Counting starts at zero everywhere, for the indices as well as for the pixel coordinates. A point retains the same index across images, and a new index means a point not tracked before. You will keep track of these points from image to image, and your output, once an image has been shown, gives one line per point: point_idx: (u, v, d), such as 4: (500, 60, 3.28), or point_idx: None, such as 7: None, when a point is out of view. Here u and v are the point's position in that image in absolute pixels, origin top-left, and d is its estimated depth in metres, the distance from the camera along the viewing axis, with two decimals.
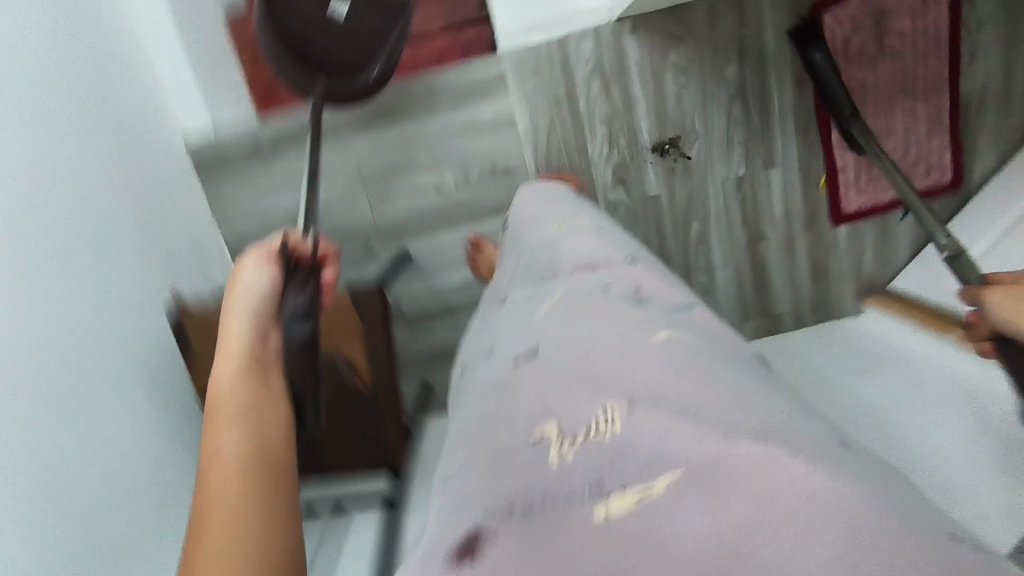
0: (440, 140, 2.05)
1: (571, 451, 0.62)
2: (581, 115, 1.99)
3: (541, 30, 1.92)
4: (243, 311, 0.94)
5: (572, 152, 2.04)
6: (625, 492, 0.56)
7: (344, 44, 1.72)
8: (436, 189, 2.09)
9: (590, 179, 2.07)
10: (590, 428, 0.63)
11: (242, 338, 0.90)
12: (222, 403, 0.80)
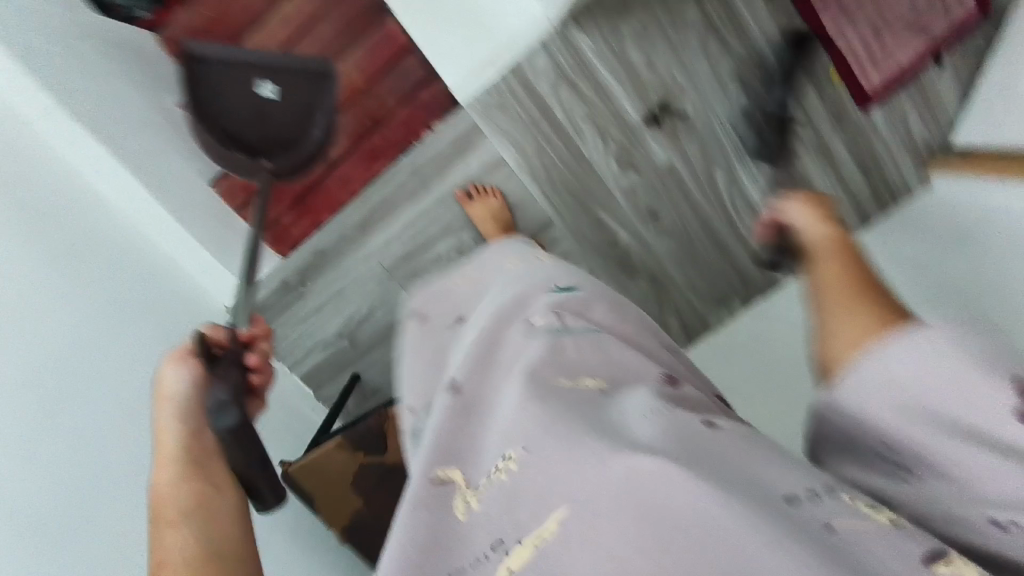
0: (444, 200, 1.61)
1: (474, 499, 0.65)
2: (560, 128, 1.47)
3: (493, 63, 1.44)
4: (172, 416, 0.77)
5: (568, 171, 1.52)
6: (519, 542, 0.59)
7: (281, 111, 1.27)
8: (457, 250, 1.65)
9: (606, 205, 1.56)
10: (493, 471, 0.65)
11: (174, 441, 0.74)
12: (165, 512, 0.67)
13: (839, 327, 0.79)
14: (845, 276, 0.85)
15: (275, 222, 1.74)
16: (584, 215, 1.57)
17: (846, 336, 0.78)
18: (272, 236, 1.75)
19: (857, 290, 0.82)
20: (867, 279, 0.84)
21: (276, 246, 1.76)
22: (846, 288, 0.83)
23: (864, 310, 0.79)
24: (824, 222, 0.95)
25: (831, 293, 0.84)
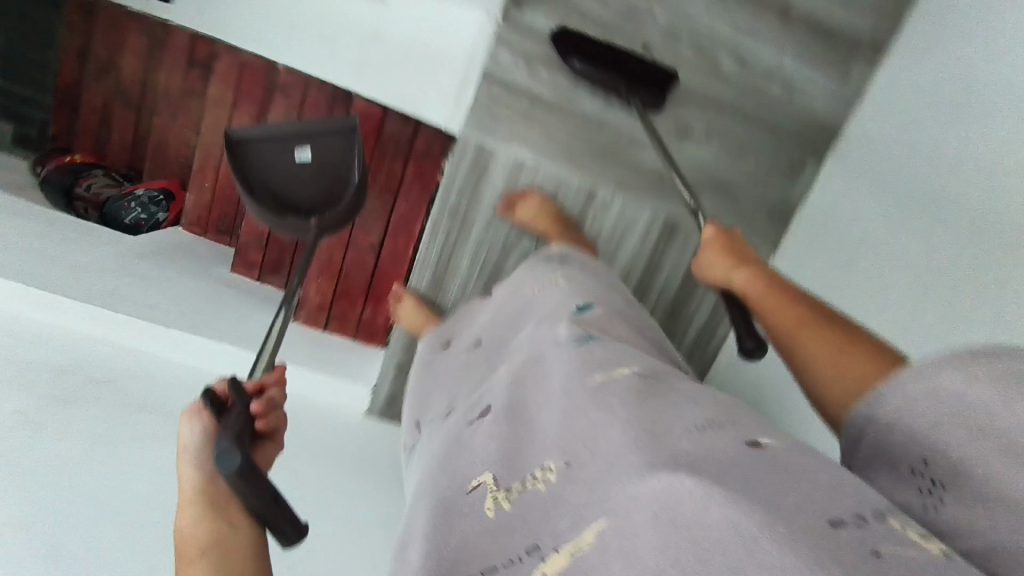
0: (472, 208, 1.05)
1: (508, 502, 0.59)
2: (551, 106, 1.04)
3: (467, 83, 1.08)
4: (190, 467, 0.64)
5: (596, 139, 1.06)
6: (560, 552, 0.50)
7: (319, 173, 1.11)
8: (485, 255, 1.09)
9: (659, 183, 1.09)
10: (529, 478, 0.59)
11: (193, 485, 0.63)
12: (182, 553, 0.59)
13: (817, 360, 0.69)
14: (803, 318, 0.73)
15: (362, 319, 1.29)
16: (632, 169, 1.07)
17: (819, 364, 0.69)
18: (336, 325, 1.29)
19: (804, 318, 0.73)
20: (816, 304, 0.75)
21: (370, 340, 1.31)
22: (815, 346, 0.70)
23: (827, 344, 0.69)
24: (735, 270, 0.85)
25: (798, 335, 0.73)
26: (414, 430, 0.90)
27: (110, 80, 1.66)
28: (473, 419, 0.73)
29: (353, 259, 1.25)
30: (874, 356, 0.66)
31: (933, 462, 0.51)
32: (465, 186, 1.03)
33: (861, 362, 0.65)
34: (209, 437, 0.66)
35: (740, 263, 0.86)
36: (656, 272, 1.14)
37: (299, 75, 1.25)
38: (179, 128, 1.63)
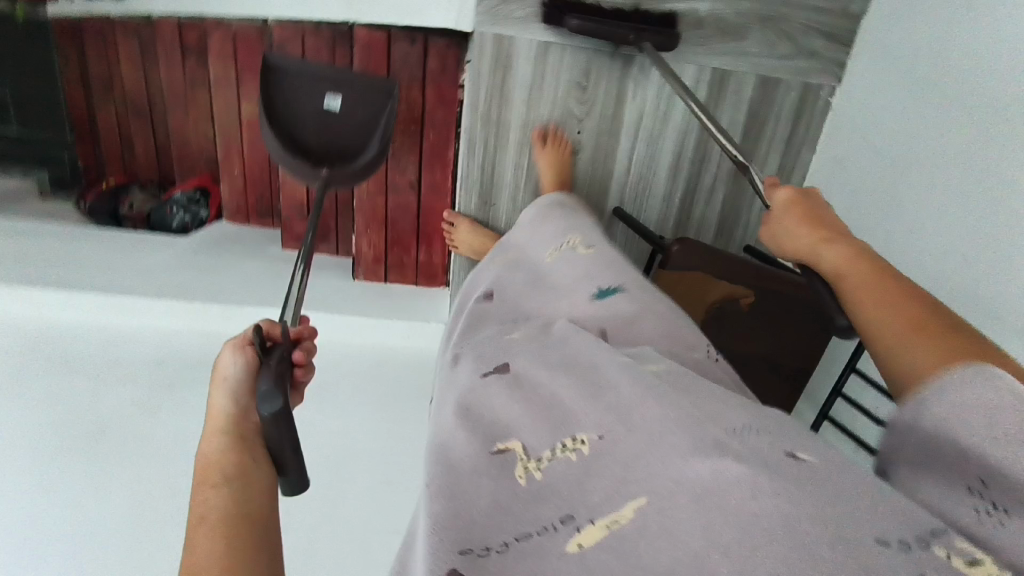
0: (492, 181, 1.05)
1: (538, 472, 0.51)
2: (551, 75, 0.96)
3: None
4: (224, 394, 0.52)
5: (599, 102, 0.98)
6: (592, 522, 0.44)
7: (352, 119, 1.13)
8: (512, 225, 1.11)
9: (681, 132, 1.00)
10: (555, 451, 0.51)
11: (224, 412, 0.51)
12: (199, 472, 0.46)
13: (896, 339, 0.53)
14: (894, 307, 0.55)
15: (419, 262, 1.27)
16: (644, 121, 0.99)
17: (897, 355, 0.52)
18: (397, 275, 1.28)
19: (892, 300, 0.55)
20: (905, 286, 0.56)
21: (431, 282, 1.30)
22: (908, 333, 0.53)
23: (922, 342, 0.51)
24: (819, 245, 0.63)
25: (873, 322, 0.56)
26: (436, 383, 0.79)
27: (117, 99, 1.65)
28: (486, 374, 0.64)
29: (396, 205, 1.21)
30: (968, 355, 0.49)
31: (990, 481, 0.41)
32: (492, 90, 0.96)
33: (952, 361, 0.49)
34: (254, 366, 0.54)
35: (834, 236, 0.63)
36: (714, 134, 1.01)
37: (291, 26, 1.15)
38: (196, 129, 1.61)
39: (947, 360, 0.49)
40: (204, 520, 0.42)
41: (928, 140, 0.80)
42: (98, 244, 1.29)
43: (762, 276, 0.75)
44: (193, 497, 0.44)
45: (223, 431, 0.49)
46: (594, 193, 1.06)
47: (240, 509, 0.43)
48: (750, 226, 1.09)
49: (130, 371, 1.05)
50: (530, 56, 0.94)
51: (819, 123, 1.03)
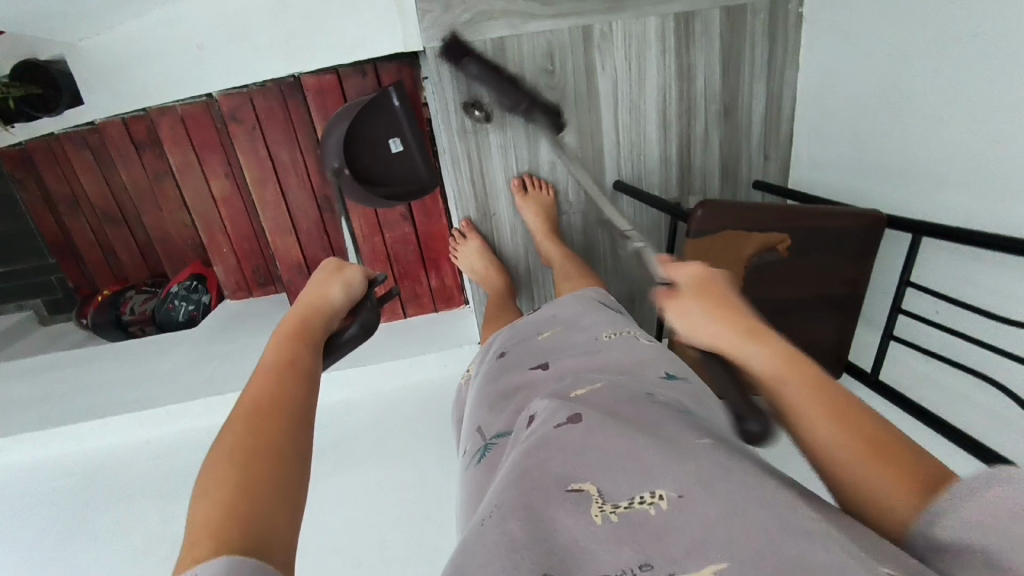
0: (479, 186, 1.01)
1: (615, 516, 0.43)
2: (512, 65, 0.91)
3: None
4: (338, 286, 0.63)
5: (568, 79, 0.94)
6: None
7: (390, 168, 1.10)
8: (510, 227, 1.05)
9: (657, 86, 0.96)
10: (632, 501, 0.43)
11: (331, 300, 0.62)
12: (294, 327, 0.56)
13: (843, 458, 0.44)
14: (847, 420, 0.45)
15: (432, 288, 1.25)
16: (617, 86, 0.95)
17: (850, 479, 0.43)
18: (414, 308, 1.26)
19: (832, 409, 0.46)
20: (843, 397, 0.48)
21: (449, 304, 1.27)
22: (861, 453, 0.43)
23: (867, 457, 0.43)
24: (742, 345, 0.54)
25: (815, 439, 0.46)
26: (473, 441, 0.64)
27: (87, 212, 1.63)
28: (557, 423, 0.51)
29: (394, 240, 1.19)
30: (931, 478, 0.41)
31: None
32: (461, 102, 0.92)
33: (921, 490, 0.40)
34: (364, 296, 0.66)
35: (756, 332, 0.55)
36: (693, 80, 0.97)
37: (238, 94, 1.17)
38: (168, 216, 1.57)
39: (913, 486, 0.41)
40: (294, 362, 0.51)
41: (909, 43, 0.75)
42: (108, 362, 1.26)
43: (796, 217, 0.73)
44: (286, 344, 0.53)
45: (319, 317, 0.60)
46: (590, 173, 1.02)
47: (316, 374, 0.51)
48: (753, 159, 1.05)
49: (170, 479, 1.04)
50: (489, 57, 0.90)
51: (796, 39, 0.97)
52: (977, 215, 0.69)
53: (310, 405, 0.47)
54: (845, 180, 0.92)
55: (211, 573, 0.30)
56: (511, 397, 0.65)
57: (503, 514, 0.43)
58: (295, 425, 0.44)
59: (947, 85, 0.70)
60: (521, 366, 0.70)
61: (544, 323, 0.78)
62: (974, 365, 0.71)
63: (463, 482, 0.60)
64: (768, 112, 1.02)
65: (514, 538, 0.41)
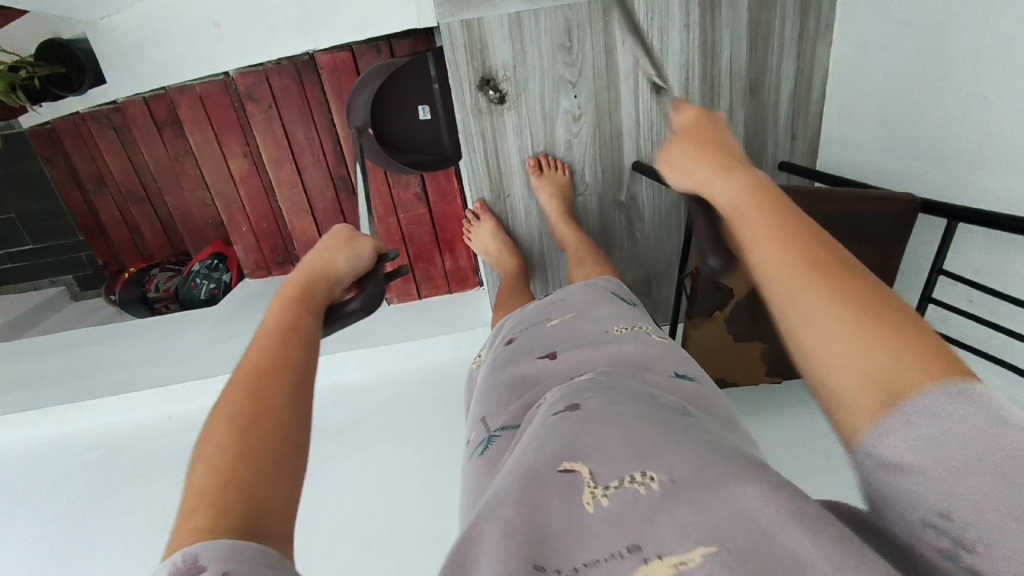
0: (493, 165, 0.99)
1: (605, 499, 0.43)
2: (528, 40, 0.88)
3: None
4: (343, 255, 0.60)
5: (586, 54, 0.90)
6: (659, 558, 0.37)
7: (417, 136, 1.05)
8: (524, 208, 1.03)
9: (679, 63, 0.93)
10: (623, 482, 0.43)
11: (335, 268, 0.60)
12: (293, 292, 0.54)
13: (810, 322, 0.37)
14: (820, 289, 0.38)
15: (447, 270, 1.24)
16: (637, 63, 0.92)
17: (817, 351, 0.37)
18: (429, 290, 1.25)
19: (812, 276, 0.39)
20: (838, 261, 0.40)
21: (463, 286, 1.27)
22: (829, 319, 0.36)
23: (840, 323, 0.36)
24: (714, 180, 0.49)
25: (786, 307, 0.39)
26: (477, 431, 0.64)
27: (112, 190, 1.66)
28: (555, 414, 0.51)
29: (409, 221, 1.19)
30: (924, 350, 0.33)
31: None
32: (476, 79, 0.90)
33: (903, 364, 0.33)
34: (371, 268, 0.64)
35: (732, 171, 0.48)
36: (718, 56, 0.93)
37: (254, 73, 1.16)
38: (188, 195, 1.59)
39: (901, 358, 0.33)
40: (294, 328, 0.49)
41: (949, 13, 0.70)
42: (133, 338, 1.29)
43: (819, 201, 0.70)
44: (286, 309, 0.51)
45: (321, 283, 0.58)
46: (608, 153, 0.99)
47: (316, 336, 0.50)
48: (779, 140, 1.01)
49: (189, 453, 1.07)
50: (504, 32, 0.87)
51: (829, 12, 0.91)
52: (1017, 197, 0.65)
53: (310, 374, 0.46)
54: (875, 162, 0.88)
55: (208, 552, 0.31)
56: (518, 389, 0.65)
57: (500, 502, 0.43)
58: (294, 396, 0.43)
59: (989, 58, 0.66)
60: (529, 355, 0.69)
61: (553, 308, 0.77)
62: (1007, 358, 0.68)
63: (467, 471, 0.60)
64: (796, 90, 0.97)
65: (509, 526, 0.41)
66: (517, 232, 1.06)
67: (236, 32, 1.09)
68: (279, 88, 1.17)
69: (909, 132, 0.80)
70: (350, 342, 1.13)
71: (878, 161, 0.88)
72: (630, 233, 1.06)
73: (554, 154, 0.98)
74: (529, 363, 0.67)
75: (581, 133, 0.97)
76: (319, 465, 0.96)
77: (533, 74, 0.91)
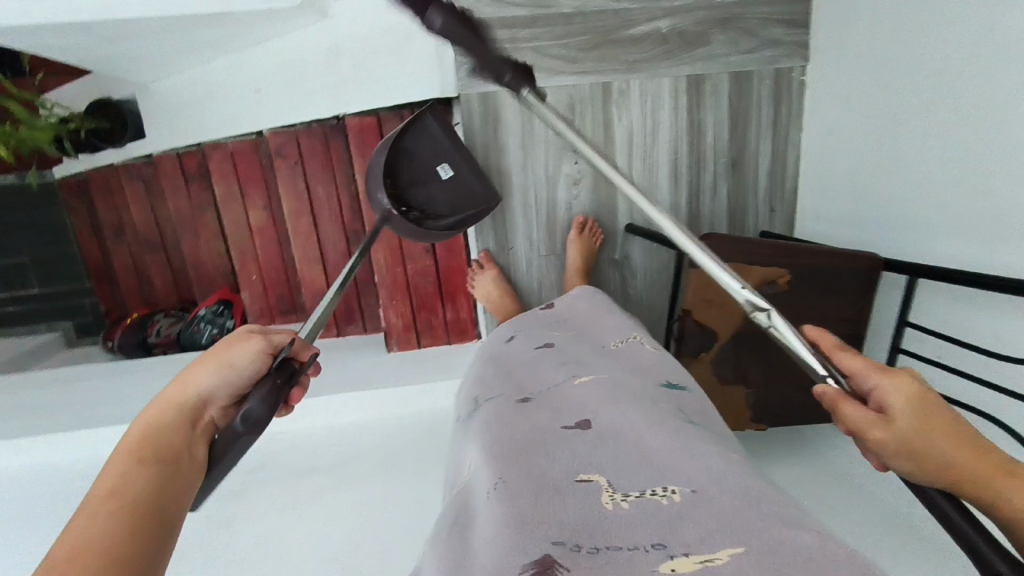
0: (498, 219, 1.06)
1: (625, 503, 0.46)
2: (534, 112, 1.01)
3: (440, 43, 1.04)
4: (208, 380, 0.50)
5: (586, 125, 1.02)
6: (687, 556, 0.40)
7: (447, 198, 1.00)
8: (527, 260, 1.10)
9: (668, 139, 1.04)
10: (645, 493, 0.47)
11: (197, 392, 0.49)
12: (135, 437, 0.46)
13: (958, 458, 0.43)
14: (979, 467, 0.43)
15: (447, 321, 1.29)
16: (631, 138, 1.04)
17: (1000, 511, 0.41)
18: (429, 339, 1.29)
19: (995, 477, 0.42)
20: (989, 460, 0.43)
21: (462, 339, 1.31)
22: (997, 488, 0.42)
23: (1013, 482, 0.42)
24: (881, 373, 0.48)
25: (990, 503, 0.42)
26: (469, 407, 0.71)
27: (130, 238, 1.74)
28: (565, 424, 0.57)
29: (415, 271, 1.25)
30: None
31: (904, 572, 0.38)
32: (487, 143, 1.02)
33: None
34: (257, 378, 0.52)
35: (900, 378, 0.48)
36: (702, 134, 1.05)
37: (286, 133, 1.29)
38: (200, 244, 1.67)
39: None
40: (124, 485, 0.41)
41: (899, 108, 0.82)
42: (132, 374, 1.30)
43: (791, 253, 0.78)
44: (125, 457, 0.43)
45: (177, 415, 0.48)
46: (603, 214, 1.08)
47: (169, 484, 0.43)
48: (759, 210, 1.11)
49: None
50: (516, 105, 1.00)
51: (799, 103, 1.05)
52: (968, 260, 0.73)
53: (144, 538, 0.38)
54: (847, 231, 0.97)
55: None
56: (510, 374, 0.72)
57: (515, 492, 0.46)
58: (119, 553, 0.36)
59: (933, 145, 0.77)
60: (526, 356, 0.76)
61: (557, 329, 0.83)
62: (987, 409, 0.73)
63: (457, 440, 0.66)
64: (773, 167, 1.09)
65: (518, 513, 0.44)
66: (520, 284, 1.11)
67: (276, 98, 1.23)
68: (306, 147, 1.29)
69: (873, 206, 0.90)
70: (350, 384, 1.15)
71: (849, 231, 0.97)
72: (625, 289, 1.13)
73: (555, 213, 1.07)
74: (526, 362, 0.74)
75: (580, 194, 1.07)
76: (310, 500, 0.95)
77: (537, 140, 1.02)
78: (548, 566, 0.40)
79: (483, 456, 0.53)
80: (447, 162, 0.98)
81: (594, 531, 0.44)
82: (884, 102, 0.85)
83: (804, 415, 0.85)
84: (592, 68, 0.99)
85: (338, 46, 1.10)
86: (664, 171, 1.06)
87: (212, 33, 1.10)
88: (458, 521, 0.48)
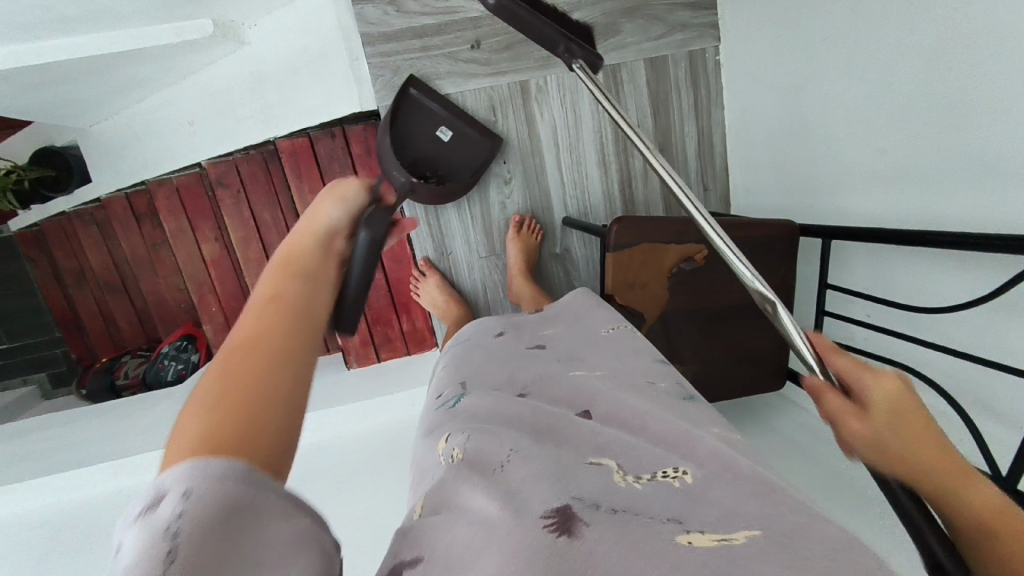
0: (435, 224, 1.07)
1: (640, 484, 0.41)
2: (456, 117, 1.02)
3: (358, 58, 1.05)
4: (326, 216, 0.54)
5: (510, 124, 1.03)
6: (703, 533, 0.35)
7: (455, 160, 1.01)
8: (470, 262, 1.11)
9: (592, 129, 1.06)
10: (656, 477, 0.42)
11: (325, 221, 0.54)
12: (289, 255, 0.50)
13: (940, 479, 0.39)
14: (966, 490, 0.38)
15: (404, 332, 1.29)
16: (555, 132, 1.05)
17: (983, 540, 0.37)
18: (388, 352, 1.29)
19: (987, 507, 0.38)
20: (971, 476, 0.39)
21: (421, 348, 1.31)
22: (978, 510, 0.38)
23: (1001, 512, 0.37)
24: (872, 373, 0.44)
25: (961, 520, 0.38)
26: (451, 390, 0.61)
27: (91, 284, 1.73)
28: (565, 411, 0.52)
29: None
30: None
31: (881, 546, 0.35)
32: None
33: None
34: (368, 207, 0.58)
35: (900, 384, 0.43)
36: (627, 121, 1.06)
37: (224, 162, 1.29)
38: (159, 282, 1.67)
39: None
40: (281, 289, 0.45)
41: (802, 75, 0.84)
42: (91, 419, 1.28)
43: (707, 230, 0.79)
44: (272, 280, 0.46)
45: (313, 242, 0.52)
46: (538, 209, 1.09)
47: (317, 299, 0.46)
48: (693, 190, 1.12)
49: None
50: None
51: (717, 82, 1.07)
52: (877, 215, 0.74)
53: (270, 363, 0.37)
54: (774, 201, 0.98)
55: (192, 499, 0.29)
56: (497, 360, 0.64)
57: (525, 458, 0.41)
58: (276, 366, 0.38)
59: (834, 108, 0.79)
60: (517, 344, 0.67)
61: (549, 319, 0.76)
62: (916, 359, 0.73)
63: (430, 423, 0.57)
64: (701, 147, 1.10)
65: (540, 467, 0.40)
66: (466, 287, 1.12)
67: (210, 129, 1.23)
68: (246, 174, 1.30)
69: (793, 174, 0.91)
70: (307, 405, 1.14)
71: (777, 200, 0.98)
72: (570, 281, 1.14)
73: (492, 212, 1.08)
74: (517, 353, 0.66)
75: (513, 193, 1.08)
76: None
77: None
78: (568, 516, 0.35)
79: (485, 423, 0.49)
80: (445, 125, 0.99)
81: (624, 505, 0.38)
82: (788, 70, 0.87)
83: (740, 385, 0.86)
84: (507, 68, 1.01)
85: (262, 72, 1.11)
86: (593, 161, 1.07)
87: (135, 73, 1.10)
88: (460, 464, 0.43)
